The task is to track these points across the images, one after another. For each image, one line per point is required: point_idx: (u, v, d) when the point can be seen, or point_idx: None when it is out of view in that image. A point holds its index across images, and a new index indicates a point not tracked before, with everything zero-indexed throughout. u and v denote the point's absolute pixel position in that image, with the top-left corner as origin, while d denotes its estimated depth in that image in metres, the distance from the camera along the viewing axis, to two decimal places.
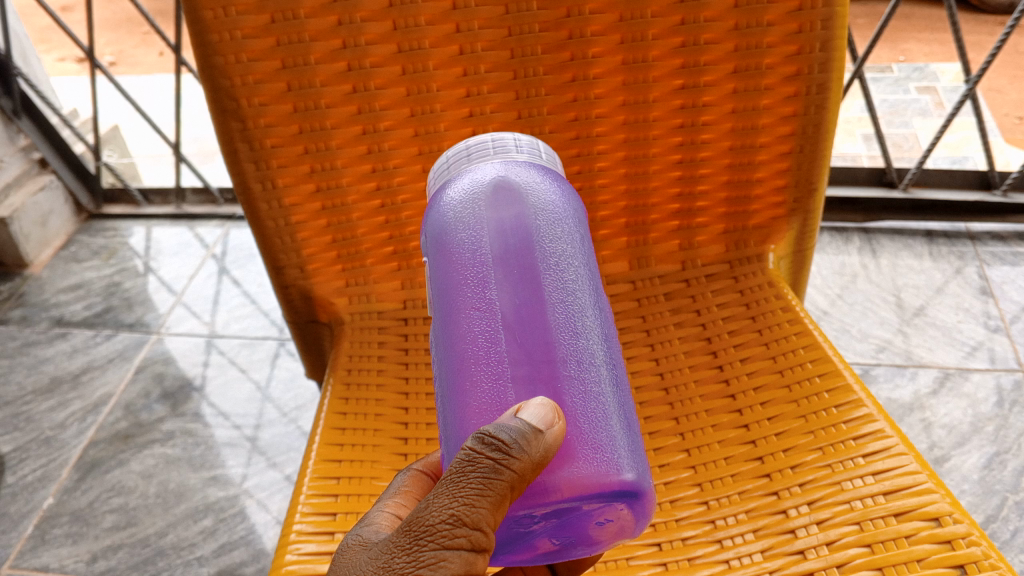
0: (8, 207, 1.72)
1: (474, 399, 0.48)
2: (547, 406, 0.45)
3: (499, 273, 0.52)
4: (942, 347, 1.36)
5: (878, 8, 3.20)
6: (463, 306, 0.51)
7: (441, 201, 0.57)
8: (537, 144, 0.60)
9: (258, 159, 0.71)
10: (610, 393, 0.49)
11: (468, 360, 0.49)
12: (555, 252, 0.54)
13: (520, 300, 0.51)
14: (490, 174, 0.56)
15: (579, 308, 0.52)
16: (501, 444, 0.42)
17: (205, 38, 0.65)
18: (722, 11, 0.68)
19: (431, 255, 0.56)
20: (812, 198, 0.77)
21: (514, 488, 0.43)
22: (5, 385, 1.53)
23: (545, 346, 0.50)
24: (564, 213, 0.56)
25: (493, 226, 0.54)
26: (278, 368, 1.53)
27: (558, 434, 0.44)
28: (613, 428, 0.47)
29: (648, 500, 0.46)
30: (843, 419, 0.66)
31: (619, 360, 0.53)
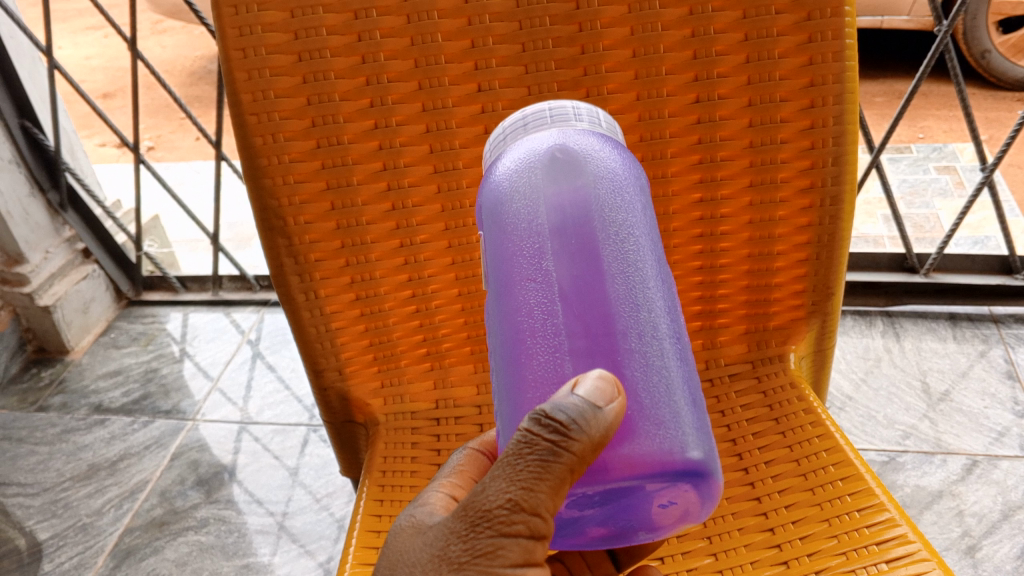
0: (51, 296, 1.79)
1: (533, 369, 0.52)
2: (605, 380, 0.48)
3: (559, 246, 0.54)
4: (970, 433, 1.36)
5: (896, 87, 3.27)
6: (521, 279, 0.54)
7: (497, 168, 0.59)
8: (596, 111, 0.60)
9: (302, 271, 0.75)
10: (672, 366, 0.52)
11: (527, 332, 0.53)
12: (615, 224, 0.55)
13: (580, 274, 0.54)
14: (549, 144, 0.57)
15: (639, 279, 0.54)
16: (559, 428, 0.46)
17: (256, 162, 0.71)
18: (737, 130, 0.73)
19: (488, 225, 0.58)
20: (830, 301, 0.79)
21: (572, 471, 0.47)
22: (44, 471, 1.57)
23: (604, 320, 0.52)
24: (624, 181, 0.57)
25: (552, 196, 0.56)
26: (308, 455, 1.55)
27: (617, 411, 0.48)
28: (676, 405, 0.50)
29: (713, 477, 0.49)
30: (866, 524, 0.67)
31: (680, 329, 0.55)
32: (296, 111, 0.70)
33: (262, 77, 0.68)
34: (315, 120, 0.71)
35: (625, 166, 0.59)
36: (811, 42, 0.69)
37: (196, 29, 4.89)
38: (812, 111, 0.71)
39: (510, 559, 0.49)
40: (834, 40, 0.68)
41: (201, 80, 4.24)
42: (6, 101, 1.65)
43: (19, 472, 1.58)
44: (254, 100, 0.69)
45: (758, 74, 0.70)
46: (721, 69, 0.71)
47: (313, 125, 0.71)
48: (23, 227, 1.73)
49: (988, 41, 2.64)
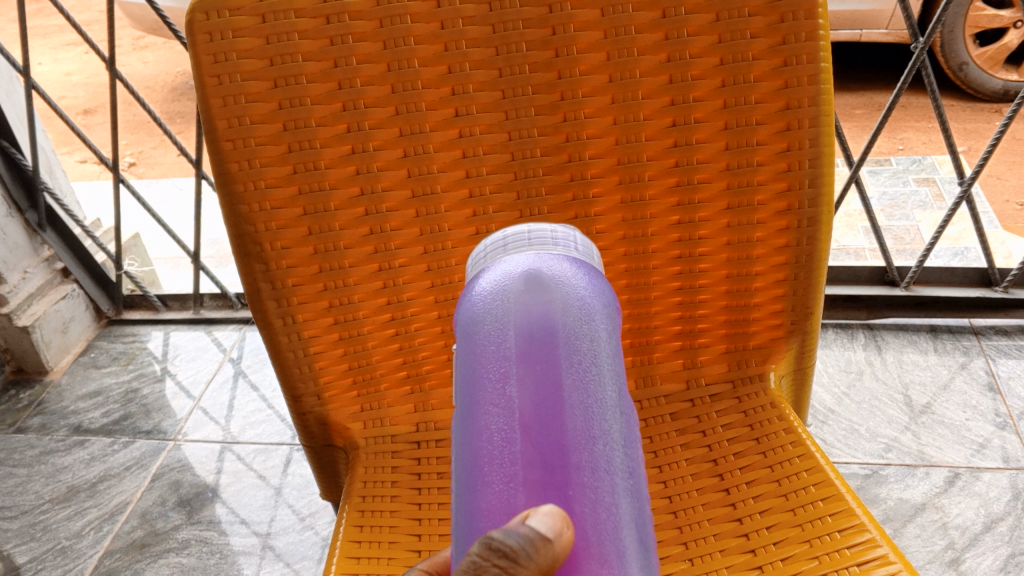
0: (30, 316, 1.77)
1: (488, 499, 0.49)
2: (555, 513, 0.46)
3: (522, 371, 0.52)
4: (951, 446, 1.37)
5: (875, 99, 3.30)
6: (483, 401, 0.52)
7: (472, 285, 0.56)
8: (574, 235, 0.59)
9: (279, 296, 0.75)
10: (623, 505, 0.50)
11: (485, 461, 0.50)
12: (580, 353, 0.53)
13: (541, 402, 0.51)
14: (523, 264, 0.55)
15: (599, 412, 0.51)
16: (506, 554, 0.43)
17: (231, 188, 0.70)
18: (714, 153, 0.73)
19: (459, 341, 0.56)
20: (809, 320, 0.78)
21: None
22: (22, 494, 1.55)
23: (561, 452, 0.50)
24: (596, 309, 0.54)
25: (521, 317, 0.53)
26: (291, 474, 1.54)
27: (565, 543, 0.45)
28: (623, 544, 0.48)
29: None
30: (847, 544, 0.67)
31: (635, 463, 0.53)
32: (272, 137, 0.70)
33: (238, 103, 0.68)
34: (291, 145, 0.70)
35: (600, 292, 0.56)
36: (787, 66, 0.69)
37: (177, 45, 4.89)
38: (788, 134, 0.71)
39: None
40: (810, 64, 0.68)
41: (183, 96, 4.23)
42: None
43: None
44: (230, 126, 0.68)
45: (734, 97, 0.71)
46: (698, 92, 0.71)
47: (289, 151, 0.70)
48: (1, 247, 1.71)
49: (966, 53, 2.66)
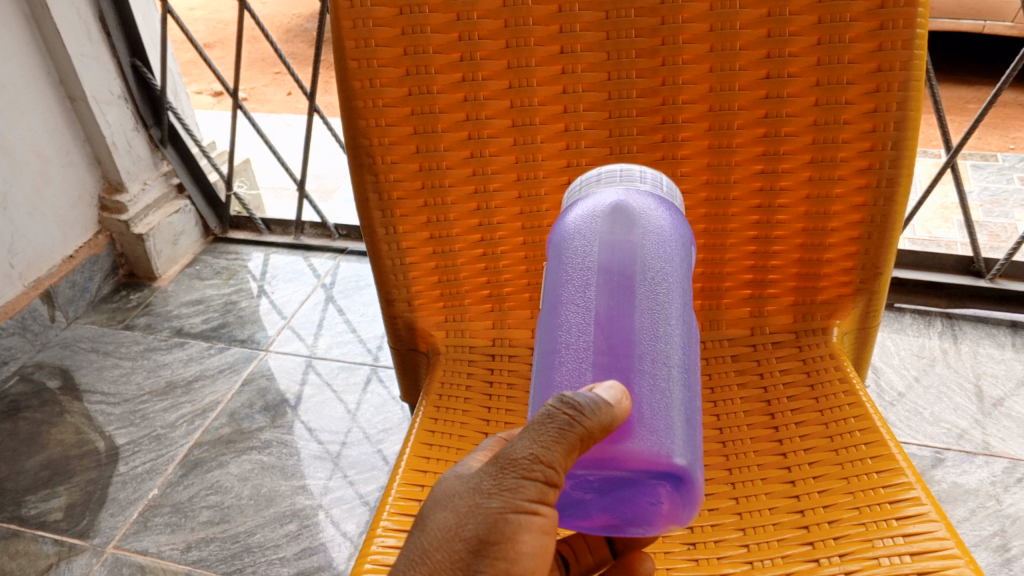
0: (146, 224, 1.91)
1: (562, 375, 0.60)
2: (618, 387, 0.54)
3: (602, 280, 0.63)
4: (1017, 439, 1.37)
5: (992, 96, 3.18)
6: (567, 302, 0.63)
7: (567, 220, 0.69)
8: (661, 179, 0.70)
9: (385, 208, 0.82)
10: (677, 391, 0.59)
11: (563, 346, 0.61)
12: (652, 272, 0.64)
13: (615, 304, 0.62)
14: (611, 202, 0.67)
15: (665, 320, 0.61)
16: (576, 408, 0.51)
17: (353, 104, 0.77)
18: (802, 108, 0.76)
19: (552, 261, 0.67)
20: (879, 280, 0.81)
21: (588, 440, 0.51)
22: (126, 384, 1.69)
23: (627, 344, 0.60)
24: (669, 241, 0.66)
25: (605, 242, 0.65)
26: (369, 394, 1.64)
27: (623, 410, 0.53)
28: (672, 419, 0.57)
29: (692, 483, 0.56)
30: (883, 483, 0.71)
31: (694, 372, 0.62)
32: (392, 60, 0.76)
33: (366, 26, 0.75)
34: (409, 68, 0.77)
35: (674, 236, 0.67)
36: (883, 29, 0.71)
37: None
38: (876, 95, 0.73)
39: (527, 499, 0.51)
40: (905, 29, 0.71)
41: (297, 38, 4.37)
42: (119, 38, 1.77)
43: (104, 381, 1.70)
44: (357, 46, 0.75)
45: (828, 56, 0.73)
46: (794, 49, 0.74)
47: (407, 74, 0.77)
48: (126, 158, 1.85)
49: None
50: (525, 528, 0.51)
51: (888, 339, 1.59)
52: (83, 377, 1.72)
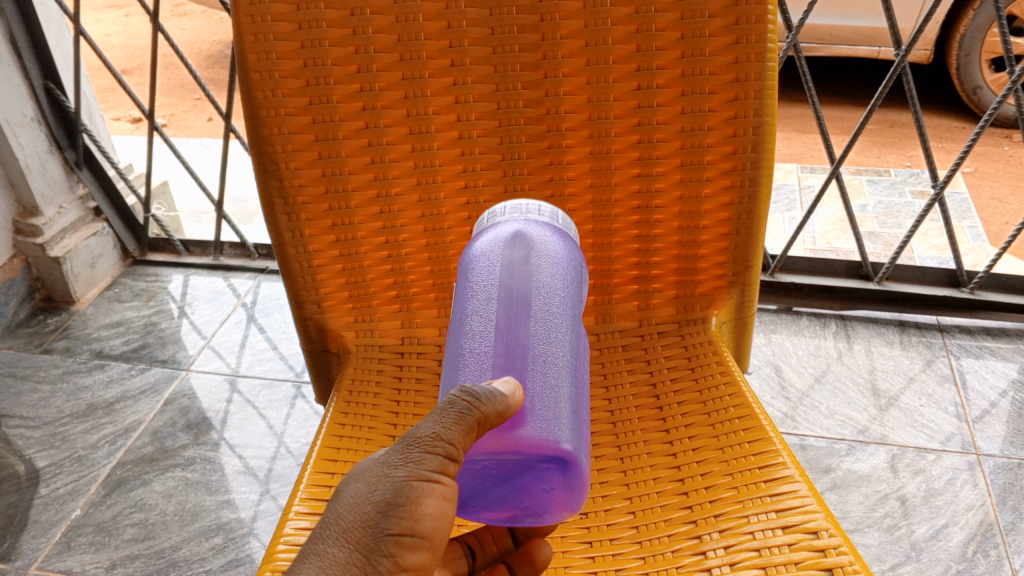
0: (62, 248, 1.90)
1: (464, 376, 0.65)
2: (512, 380, 0.60)
3: (501, 292, 0.68)
4: (906, 429, 1.47)
5: (890, 117, 3.38)
6: (469, 314, 0.68)
7: (474, 243, 0.74)
8: (557, 214, 0.76)
9: (291, 213, 0.87)
10: (567, 389, 0.64)
11: (466, 351, 0.67)
12: (547, 286, 0.69)
13: (513, 312, 0.67)
14: (511, 225, 0.73)
15: (556, 327, 0.67)
16: (474, 395, 0.57)
17: (257, 113, 0.82)
18: (671, 116, 0.86)
19: (459, 282, 0.73)
20: (749, 272, 0.92)
21: (485, 423, 0.57)
22: (45, 407, 1.68)
23: (522, 346, 0.65)
24: (562, 261, 0.72)
25: (505, 259, 0.71)
26: (295, 409, 1.66)
27: (516, 401, 0.59)
28: (561, 410, 0.62)
29: (579, 467, 0.61)
30: (759, 465, 0.78)
31: (582, 375, 0.68)
32: (293, 72, 0.82)
33: (267, 40, 0.80)
34: (309, 80, 0.82)
35: (568, 257, 0.74)
36: (737, 43, 0.81)
37: (216, 14, 5.03)
38: (735, 103, 0.84)
39: (428, 472, 0.56)
40: (757, 44, 0.81)
41: (218, 64, 4.36)
42: (33, 61, 1.77)
43: (22, 406, 1.68)
44: (259, 59, 0.81)
45: (691, 68, 0.83)
46: (660, 61, 0.84)
47: (307, 85, 0.82)
48: (40, 181, 1.85)
49: (981, 77, 2.68)
50: (425, 492, 0.56)
51: (787, 340, 1.70)
52: (0, 403, 1.70)
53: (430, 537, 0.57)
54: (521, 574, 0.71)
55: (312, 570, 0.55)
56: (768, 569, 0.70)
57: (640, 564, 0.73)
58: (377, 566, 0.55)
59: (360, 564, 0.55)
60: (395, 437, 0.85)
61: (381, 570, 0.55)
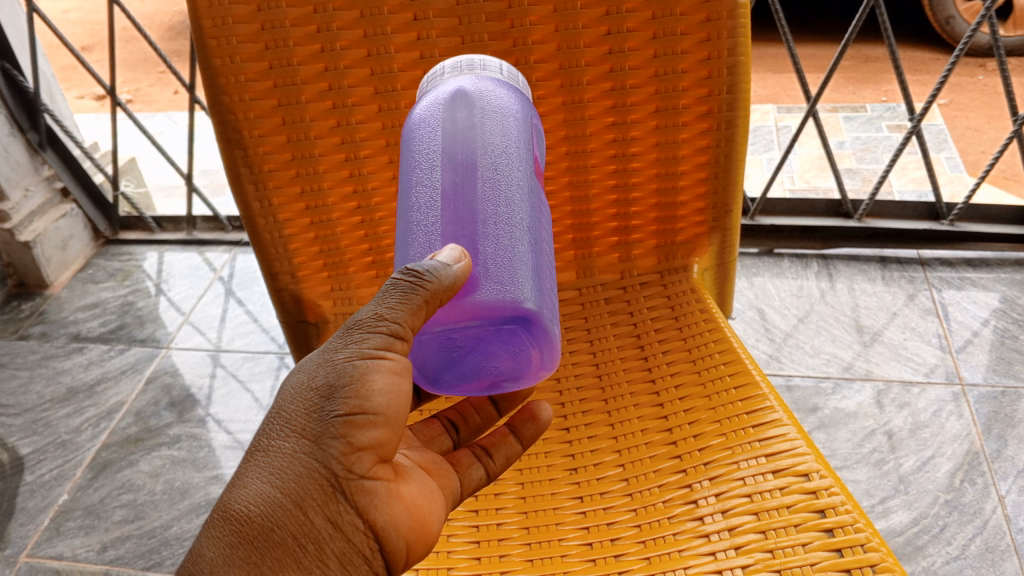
0: (31, 232, 1.86)
1: (415, 249, 0.63)
2: (458, 249, 0.57)
3: (444, 157, 0.65)
4: (891, 363, 1.48)
5: (863, 52, 3.36)
6: (415, 182, 0.66)
7: (417, 105, 0.71)
8: (503, 66, 0.72)
9: (257, 181, 0.85)
10: (522, 247, 0.62)
11: (415, 224, 0.64)
12: (493, 144, 0.66)
13: (458, 176, 0.64)
14: (455, 83, 0.69)
15: (505, 187, 0.64)
16: (417, 272, 0.55)
17: (216, 81, 0.80)
18: (643, 61, 0.83)
19: (402, 147, 0.70)
20: (729, 218, 0.91)
21: (429, 304, 0.56)
22: (25, 394, 1.65)
23: (470, 211, 0.62)
24: (508, 114, 0.68)
25: (444, 119, 0.67)
26: (279, 380, 1.65)
27: (464, 272, 0.56)
28: (517, 271, 0.60)
29: (542, 323, 0.60)
30: (747, 410, 0.76)
31: (538, 228, 0.65)
32: (251, 36, 0.79)
33: (221, 4, 0.77)
34: (268, 43, 0.79)
35: (517, 107, 0.71)
36: None
37: None
38: (708, 44, 0.81)
39: (371, 351, 0.56)
40: None
41: (179, 35, 4.26)
42: None
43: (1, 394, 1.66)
44: (214, 25, 0.78)
45: (662, 10, 0.81)
46: (630, 5, 0.81)
47: (266, 48, 0.80)
48: (4, 165, 1.79)
49: (954, 7, 2.69)
50: (372, 368, 0.55)
51: (769, 282, 1.69)
52: None
53: (385, 413, 0.56)
54: (527, 433, 0.70)
55: (263, 462, 0.55)
56: (760, 514, 0.68)
57: (632, 517, 0.71)
58: (329, 448, 0.54)
59: (309, 450, 0.54)
60: None
61: (334, 453, 0.54)
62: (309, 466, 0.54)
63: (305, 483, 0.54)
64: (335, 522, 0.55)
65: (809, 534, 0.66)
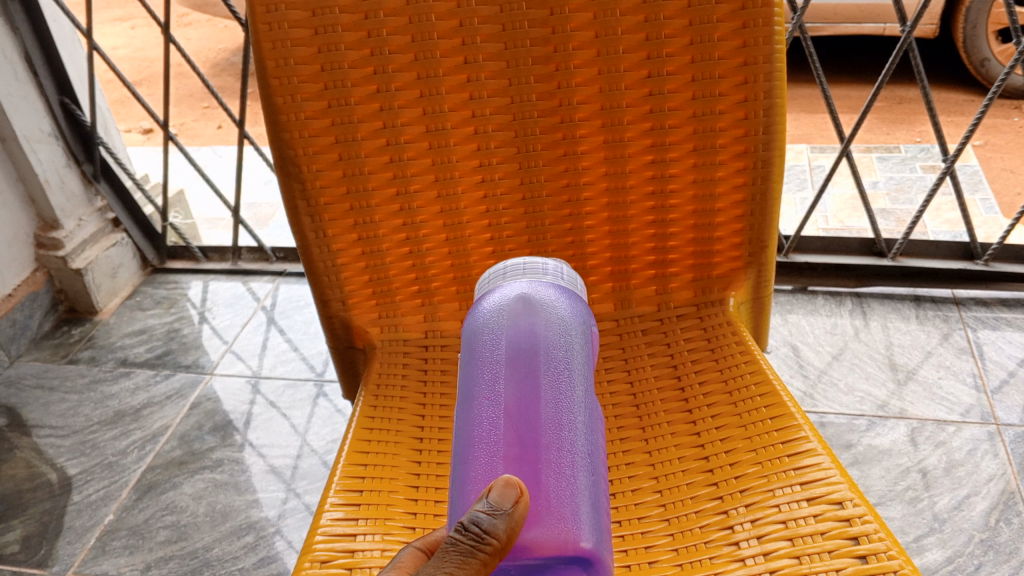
0: (83, 259, 1.93)
1: (474, 469, 0.61)
2: (512, 482, 0.55)
3: (510, 371, 0.65)
4: (925, 402, 1.48)
5: (897, 93, 3.38)
6: (478, 395, 0.65)
7: (478, 304, 0.71)
8: (562, 267, 0.74)
9: (313, 214, 0.89)
10: (584, 479, 0.60)
11: (475, 441, 0.62)
12: (557, 358, 0.66)
13: (523, 395, 0.63)
14: (517, 288, 0.70)
15: (569, 407, 0.63)
16: (477, 531, 0.52)
17: (277, 118, 0.85)
18: (682, 102, 0.87)
19: (464, 352, 0.69)
20: (765, 253, 0.93)
21: (487, 565, 0.52)
22: (74, 416, 1.71)
23: (534, 434, 0.62)
24: (571, 322, 0.68)
25: (510, 328, 0.67)
26: (317, 407, 1.69)
27: (523, 510, 0.54)
28: (578, 504, 0.58)
29: (602, 565, 0.57)
30: (783, 440, 0.78)
31: (600, 452, 0.64)
32: (312, 76, 0.84)
33: (285, 47, 0.82)
34: (327, 84, 0.84)
35: (579, 315, 0.70)
36: (746, 28, 0.83)
37: (222, 22, 5.07)
38: (745, 86, 0.85)
39: None
40: (765, 27, 0.82)
41: (225, 72, 4.40)
42: (48, 78, 1.79)
43: (51, 416, 1.71)
44: (277, 65, 0.83)
45: (701, 54, 0.84)
46: (670, 49, 0.85)
47: (326, 88, 0.84)
48: (59, 195, 1.87)
49: (988, 49, 2.71)
50: None
51: (803, 319, 1.70)
52: (30, 414, 1.72)
53: None
54: None
55: None
56: (795, 540, 0.70)
57: (669, 541, 0.74)
58: None
59: None
60: (422, 426, 0.88)
61: None
62: None
63: None
64: None
65: (842, 560, 0.67)
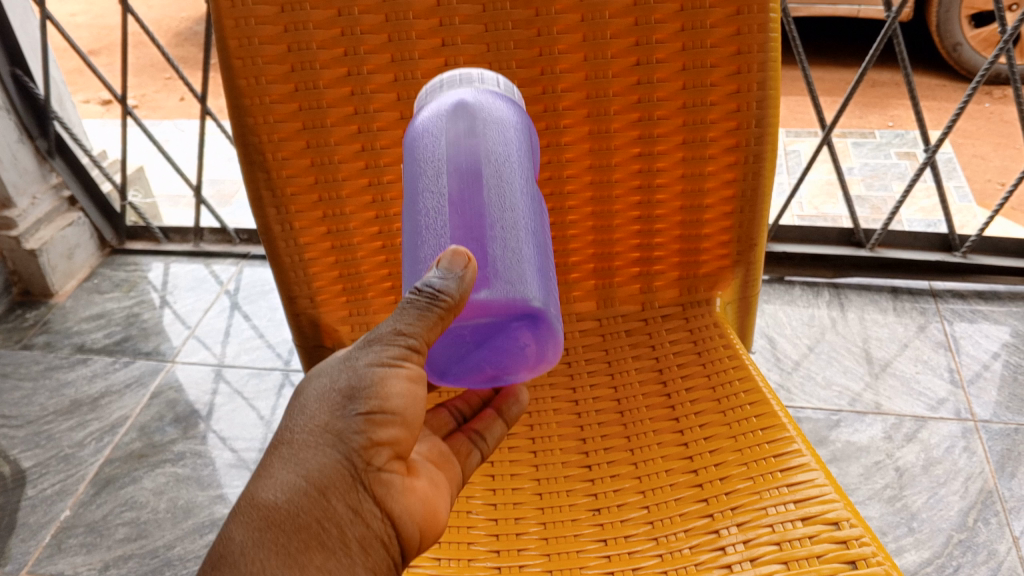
0: (37, 240, 1.84)
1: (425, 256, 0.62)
2: (462, 250, 0.57)
3: (450, 165, 0.64)
4: (901, 396, 1.47)
5: (869, 76, 3.37)
6: (422, 192, 0.64)
7: (418, 116, 0.70)
8: (500, 79, 0.72)
9: (280, 206, 0.84)
10: (529, 249, 0.62)
11: (423, 230, 0.63)
12: (497, 153, 0.65)
13: (465, 184, 0.63)
14: (455, 95, 0.68)
15: (511, 191, 0.64)
16: (430, 292, 0.55)
17: (240, 103, 0.79)
18: (672, 92, 0.82)
19: (405, 157, 0.68)
20: (754, 251, 0.89)
21: (445, 318, 0.56)
22: (28, 406, 1.64)
23: (479, 214, 0.62)
24: (507, 121, 0.68)
25: (448, 131, 0.66)
26: (282, 397, 1.63)
27: (472, 275, 0.56)
28: (525, 269, 0.61)
29: (549, 319, 0.61)
30: (775, 454, 0.75)
31: (541, 229, 0.66)
32: (277, 57, 0.78)
33: (248, 25, 0.76)
34: (295, 66, 0.79)
35: (514, 117, 0.70)
36: (739, 15, 0.79)
37: None
38: (738, 76, 0.81)
39: (387, 365, 0.57)
40: (760, 14, 0.78)
41: (187, 41, 4.26)
42: None
43: (4, 406, 1.64)
44: (241, 45, 0.77)
45: (693, 41, 0.80)
46: (660, 36, 0.80)
47: (292, 70, 0.79)
48: (12, 171, 1.78)
49: (960, 33, 2.70)
50: (389, 375, 0.57)
51: (781, 311, 1.68)
52: None
53: (402, 413, 0.59)
54: (511, 414, 0.76)
55: (288, 455, 0.57)
56: (790, 564, 0.67)
57: (658, 562, 0.70)
58: (351, 442, 0.57)
59: (332, 444, 0.57)
60: None
61: (355, 448, 0.57)
62: (332, 459, 0.57)
63: (329, 473, 0.56)
64: (356, 510, 0.57)
65: None
